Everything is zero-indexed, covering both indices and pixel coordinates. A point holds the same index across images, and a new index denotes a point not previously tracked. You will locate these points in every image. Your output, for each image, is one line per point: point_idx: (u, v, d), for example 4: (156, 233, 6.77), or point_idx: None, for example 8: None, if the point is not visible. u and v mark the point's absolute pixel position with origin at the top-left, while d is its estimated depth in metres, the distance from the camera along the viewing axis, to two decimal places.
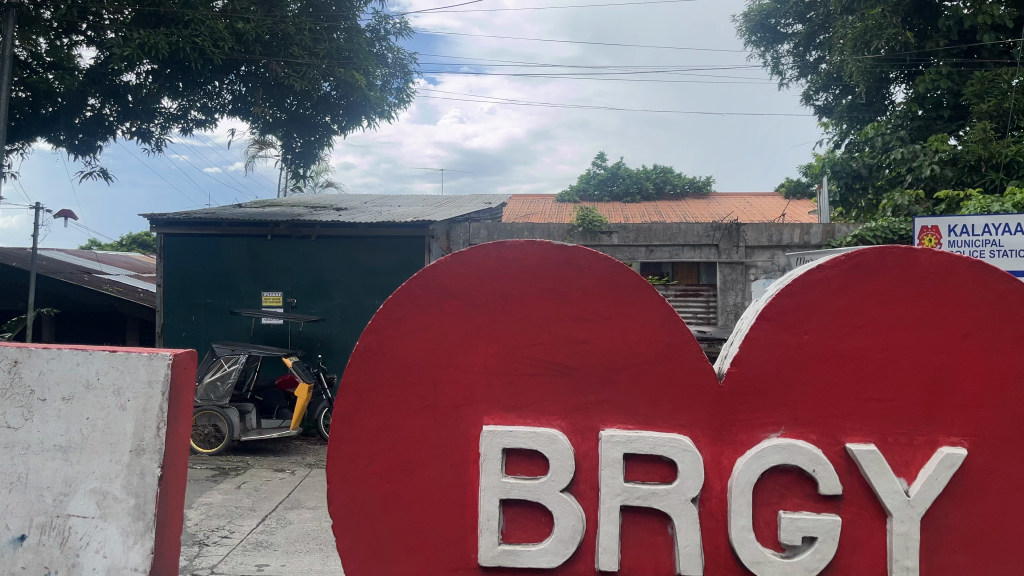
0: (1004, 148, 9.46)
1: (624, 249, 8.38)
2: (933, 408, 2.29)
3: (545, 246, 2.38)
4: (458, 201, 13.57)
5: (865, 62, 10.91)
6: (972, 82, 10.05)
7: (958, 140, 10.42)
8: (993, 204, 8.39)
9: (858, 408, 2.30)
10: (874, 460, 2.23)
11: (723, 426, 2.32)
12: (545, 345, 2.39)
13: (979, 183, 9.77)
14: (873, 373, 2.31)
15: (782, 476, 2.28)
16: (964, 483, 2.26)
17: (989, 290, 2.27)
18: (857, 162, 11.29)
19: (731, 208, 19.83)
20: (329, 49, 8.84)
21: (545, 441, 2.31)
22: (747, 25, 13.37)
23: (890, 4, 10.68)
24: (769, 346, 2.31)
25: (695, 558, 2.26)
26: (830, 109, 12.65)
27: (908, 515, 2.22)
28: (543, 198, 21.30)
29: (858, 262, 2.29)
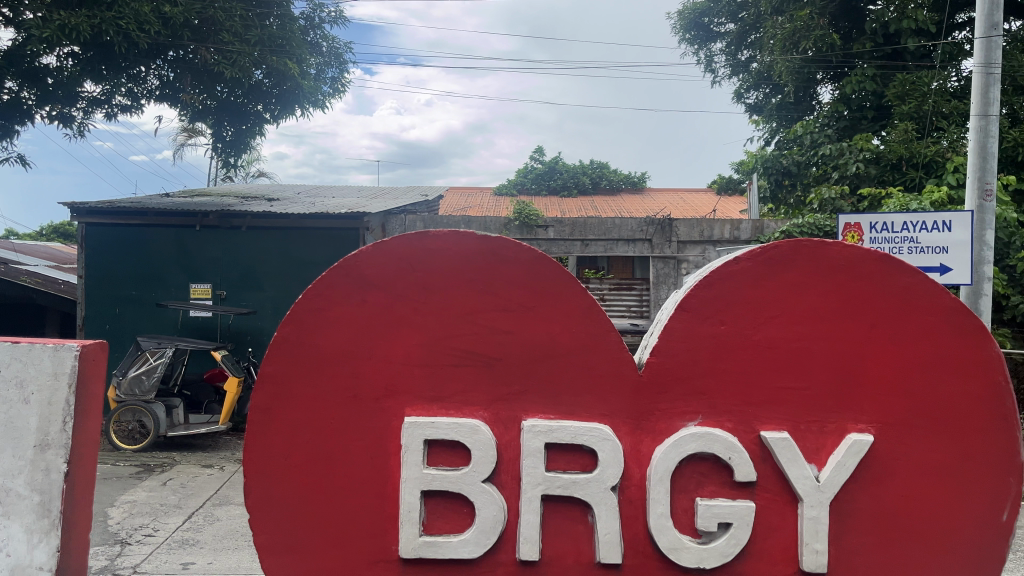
0: (924, 148, 9.85)
1: (560, 243, 8.47)
2: (842, 396, 2.37)
3: (468, 237, 2.36)
4: (394, 193, 13.49)
5: (793, 62, 11.32)
6: (895, 84, 10.44)
7: (881, 139, 10.79)
8: (912, 203, 8.76)
9: (773, 397, 2.36)
10: (786, 447, 2.30)
11: (642, 415, 2.36)
12: (467, 335, 2.38)
13: (900, 181, 10.15)
14: (786, 363, 2.37)
15: (699, 464, 2.33)
16: (870, 467, 2.34)
17: (895, 281, 2.35)
18: (786, 159, 11.55)
19: (665, 204, 20.22)
20: (261, 36, 8.61)
21: (467, 432, 2.31)
22: (681, 23, 13.58)
23: (818, 6, 11.08)
24: (686, 336, 2.36)
25: (614, 546, 2.29)
26: (760, 107, 12.99)
27: (818, 500, 2.29)
28: (480, 191, 21.32)
29: (772, 254, 2.35)
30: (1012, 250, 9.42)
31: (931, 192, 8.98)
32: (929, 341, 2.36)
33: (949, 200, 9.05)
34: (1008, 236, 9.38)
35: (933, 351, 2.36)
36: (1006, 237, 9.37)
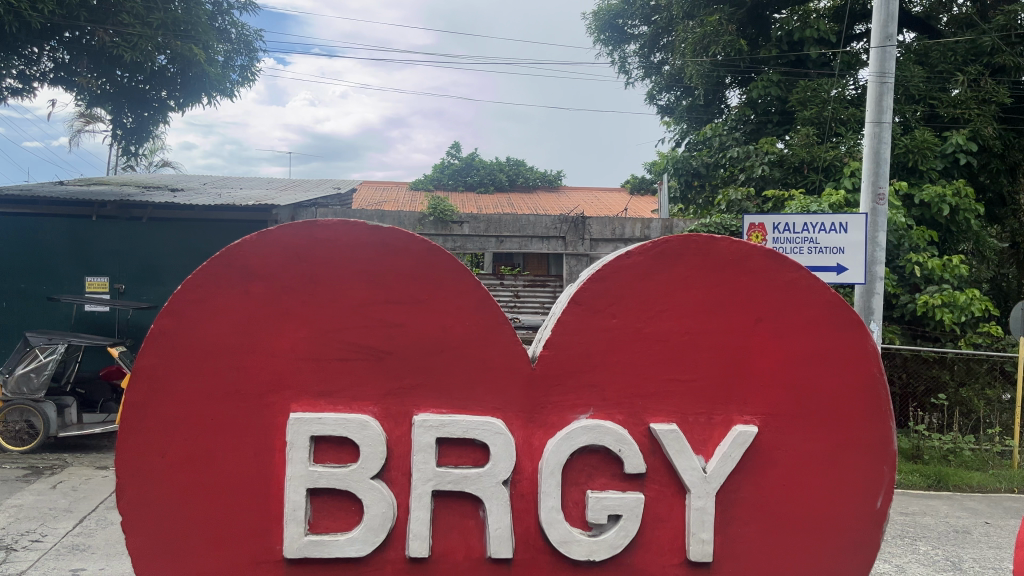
0: (824, 153, 10.20)
1: (475, 240, 8.42)
2: (729, 388, 2.42)
3: (358, 227, 2.30)
4: (306, 185, 13.19)
5: (703, 66, 11.50)
6: (798, 90, 10.87)
7: (785, 143, 11.18)
8: (812, 205, 9.17)
9: (662, 390, 2.39)
10: (674, 439, 2.33)
11: (533, 408, 2.35)
12: (356, 328, 2.32)
13: (801, 183, 10.46)
14: (675, 355, 2.41)
15: (590, 457, 2.34)
16: (753, 457, 2.40)
17: (779, 276, 2.41)
18: (696, 161, 11.83)
19: (579, 202, 20.48)
20: (165, 19, 8.16)
21: (355, 428, 2.25)
22: (596, 23, 13.69)
23: (727, 13, 11.44)
24: (578, 329, 2.37)
25: (505, 541, 2.28)
26: (671, 109, 13.26)
27: (704, 491, 2.33)
28: (396, 185, 21.09)
29: (664, 249, 2.37)
30: (902, 252, 9.93)
31: (829, 194, 9.38)
32: (812, 336, 2.43)
33: (848, 203, 9.46)
34: (898, 239, 9.86)
35: (813, 344, 2.43)
36: (896, 240, 9.85)
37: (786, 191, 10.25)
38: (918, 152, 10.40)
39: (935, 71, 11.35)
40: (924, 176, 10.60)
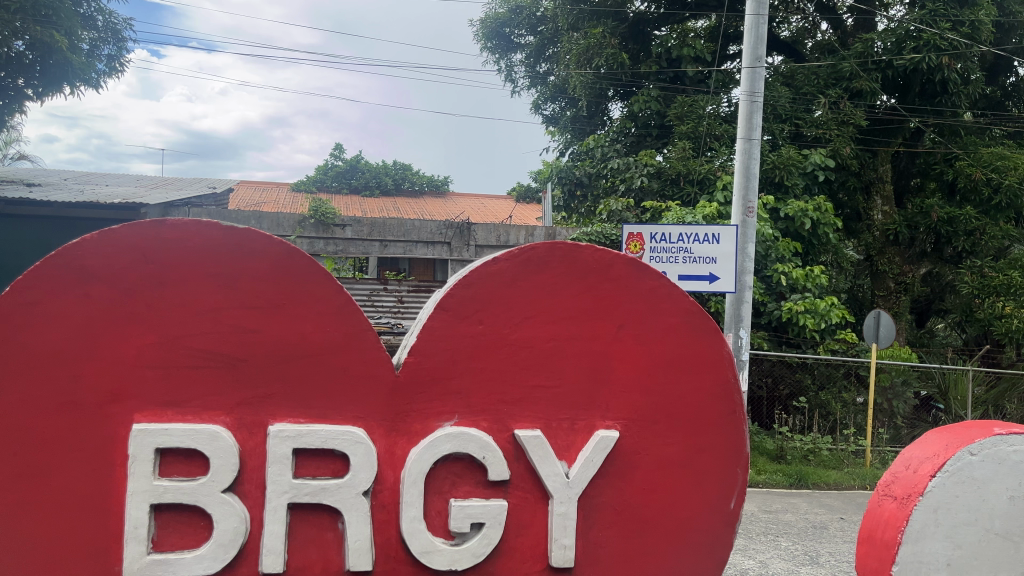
0: (699, 166, 10.60)
1: (358, 243, 8.28)
2: (592, 394, 2.45)
3: (212, 227, 2.19)
4: (180, 183, 12.59)
5: (586, 77, 11.89)
6: (676, 105, 11.30)
7: (663, 155, 11.56)
8: (688, 216, 9.56)
9: (526, 396, 2.39)
10: (538, 445, 2.34)
11: (396, 416, 2.30)
12: (209, 334, 2.20)
13: (678, 195, 10.79)
14: (540, 362, 2.41)
15: (454, 464, 2.31)
16: (615, 462, 2.44)
17: (641, 284, 2.47)
18: (579, 170, 12.07)
19: (465, 207, 20.54)
20: (22, 2, 7.61)
21: (205, 439, 2.13)
22: (483, 30, 13.71)
23: (610, 26, 11.79)
24: (443, 335, 2.34)
25: (364, 553, 2.21)
26: (555, 119, 13.47)
27: (567, 496, 2.35)
28: (277, 186, 20.48)
29: (530, 256, 2.38)
30: (769, 262, 10.45)
31: (703, 206, 9.81)
32: (671, 342, 2.50)
33: (720, 215, 9.93)
34: (766, 249, 10.37)
35: (673, 351, 2.50)
36: (764, 250, 10.37)
37: (664, 202, 10.57)
38: (783, 168, 11.00)
39: (800, 92, 11.94)
40: (790, 191, 11.19)
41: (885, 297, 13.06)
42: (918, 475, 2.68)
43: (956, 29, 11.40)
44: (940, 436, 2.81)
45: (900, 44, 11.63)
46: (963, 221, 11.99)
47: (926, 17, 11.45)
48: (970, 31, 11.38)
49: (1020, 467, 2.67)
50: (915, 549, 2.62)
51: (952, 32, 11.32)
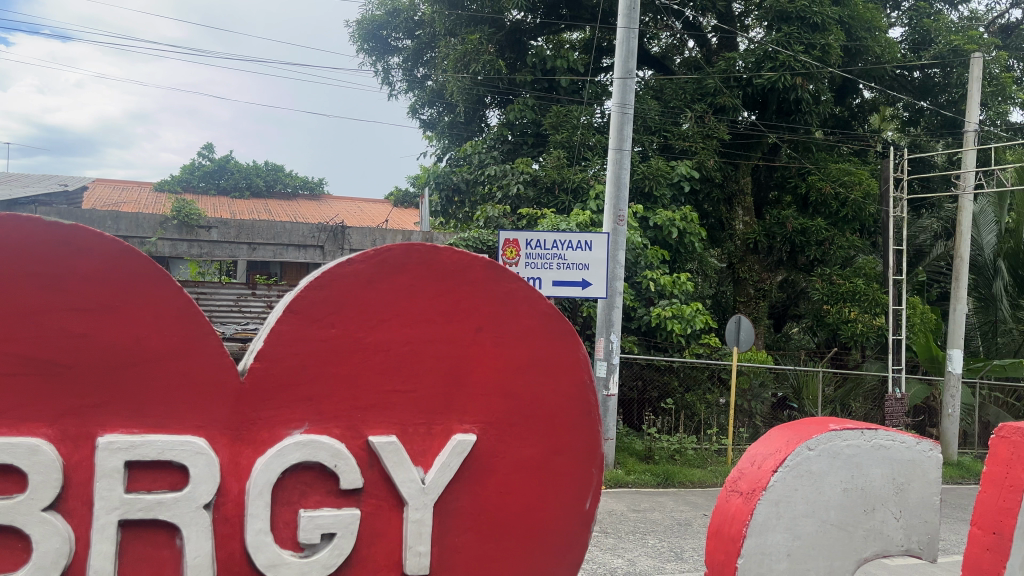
0: (573, 175, 10.86)
1: (224, 246, 7.94)
2: (449, 396, 2.42)
3: (35, 223, 2.01)
4: (26, 180, 11.66)
5: (463, 82, 11.86)
6: (551, 115, 11.47)
7: (539, 163, 11.71)
8: (562, 223, 9.79)
9: (380, 401, 2.34)
10: (392, 451, 2.29)
11: (240, 425, 2.19)
12: (30, 338, 2.02)
13: (552, 204, 10.96)
14: (395, 366, 2.36)
15: (303, 474, 2.22)
16: (471, 466, 2.42)
17: (499, 286, 2.46)
18: (456, 176, 12.03)
19: (340, 210, 20.12)
20: None
21: (24, 453, 1.96)
22: (359, 32, 13.33)
23: (487, 33, 11.81)
24: (293, 339, 2.25)
25: (205, 570, 2.09)
26: (433, 124, 13.40)
27: (422, 502, 2.31)
28: (138, 185, 19.34)
29: (386, 257, 2.33)
30: (639, 269, 10.81)
31: (577, 214, 10.06)
32: (529, 346, 2.51)
33: (593, 223, 10.22)
34: (636, 257, 10.71)
35: (531, 354, 2.51)
36: (634, 257, 10.73)
37: (539, 210, 10.71)
38: (652, 179, 11.37)
39: (668, 106, 12.41)
40: (658, 201, 11.62)
41: (746, 303, 13.74)
42: (762, 470, 2.81)
43: (809, 52, 12.13)
44: (781, 432, 2.96)
45: (759, 63, 12.24)
46: (815, 232, 12.83)
47: (783, 39, 12.10)
48: (821, 54, 12.14)
49: (854, 460, 2.85)
50: (759, 542, 2.74)
51: (804, 54, 12.07)
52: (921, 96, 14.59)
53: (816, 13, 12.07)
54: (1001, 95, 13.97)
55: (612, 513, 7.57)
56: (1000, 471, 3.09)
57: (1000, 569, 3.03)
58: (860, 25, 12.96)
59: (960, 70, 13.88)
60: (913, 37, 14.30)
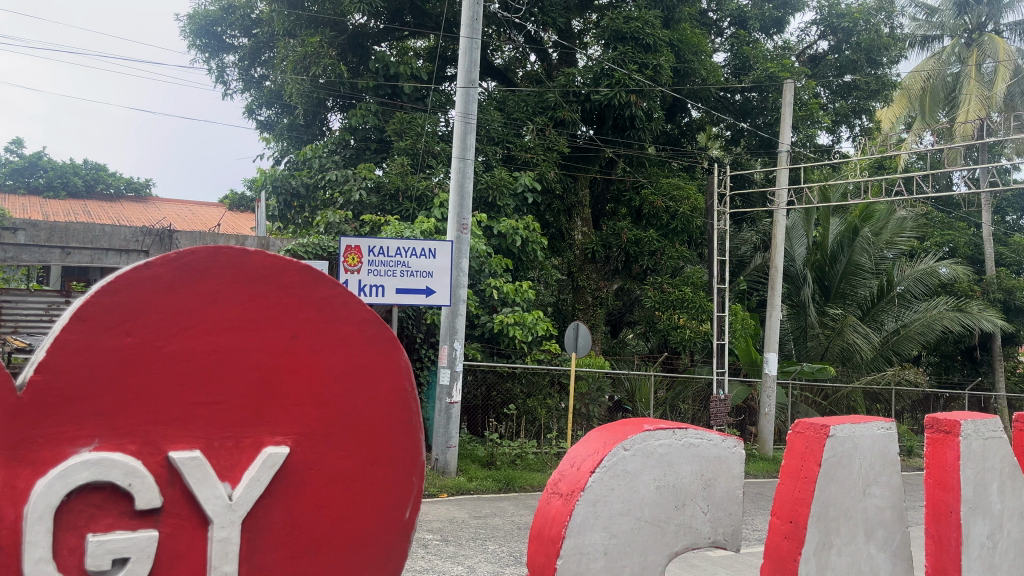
0: (417, 182, 10.79)
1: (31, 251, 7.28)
2: (259, 406, 2.30)
3: None
4: None
5: (303, 86, 11.58)
6: (394, 121, 11.37)
7: (382, 169, 11.60)
8: (406, 230, 9.74)
9: (183, 414, 2.20)
10: (196, 467, 2.15)
11: (17, 444, 1.99)
12: None
13: (396, 210, 10.83)
14: (200, 377, 2.22)
15: (92, 495, 2.04)
16: (283, 479, 2.31)
17: (314, 291, 2.38)
18: (295, 181, 11.55)
19: (169, 214, 18.99)
20: None
21: None
22: (191, 27, 12.58)
23: (328, 36, 11.55)
24: (82, 349, 2.07)
25: None
26: (271, 125, 12.93)
27: (228, 519, 2.19)
28: None
29: (189, 261, 2.19)
30: (483, 277, 10.94)
31: (421, 221, 10.02)
32: (347, 353, 2.44)
33: (437, 230, 10.25)
34: (479, 265, 10.85)
35: (347, 361, 2.44)
36: (477, 266, 10.85)
37: (381, 216, 10.55)
38: (496, 189, 11.53)
39: (510, 117, 12.64)
40: (501, 211, 11.78)
41: (584, 310, 14.20)
42: (580, 472, 2.88)
43: (642, 70, 12.74)
44: (600, 434, 3.05)
45: (596, 79, 12.74)
46: (647, 243, 13.40)
47: (617, 58, 12.63)
48: (653, 74, 12.78)
49: (666, 459, 3.00)
50: (577, 542, 2.81)
51: (638, 73, 12.66)
52: (741, 117, 15.69)
53: (648, 35, 12.68)
54: (809, 119, 15.30)
55: (453, 520, 7.57)
56: (796, 463, 3.37)
57: (796, 555, 3.24)
58: (687, 48, 13.77)
59: (774, 95, 15.15)
60: (734, 63, 15.35)
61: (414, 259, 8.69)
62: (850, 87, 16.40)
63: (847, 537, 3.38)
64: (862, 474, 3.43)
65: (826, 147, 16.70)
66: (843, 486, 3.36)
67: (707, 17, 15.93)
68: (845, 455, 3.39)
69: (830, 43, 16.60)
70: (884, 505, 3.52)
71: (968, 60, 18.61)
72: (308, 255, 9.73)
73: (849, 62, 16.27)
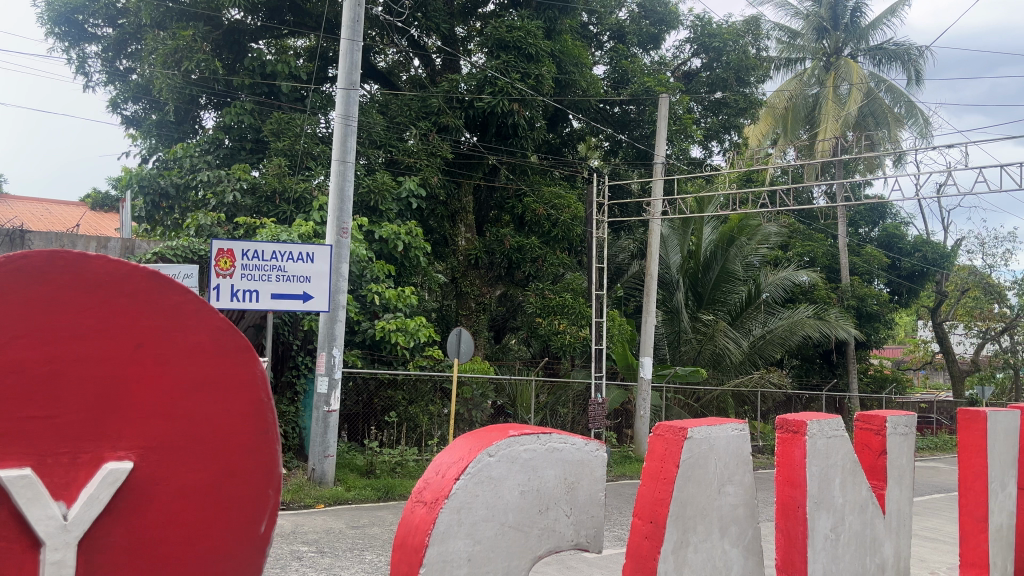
0: (295, 184, 10.50)
1: None
2: (101, 420, 2.18)
3: None
4: None
5: (173, 81, 10.99)
6: (271, 121, 11.05)
7: (259, 171, 11.24)
8: (283, 233, 9.51)
9: (13, 429, 2.06)
10: (26, 486, 2.03)
11: None
12: None
13: (272, 213, 10.51)
14: (32, 389, 2.09)
15: None
16: (126, 496, 2.21)
17: (164, 299, 2.27)
18: (164, 180, 10.95)
19: (22, 213, 17.65)
20: None
21: None
22: (48, 14, 11.66)
23: (202, 30, 11.07)
24: None
25: None
26: (137, 121, 12.21)
27: (63, 541, 2.07)
28: None
29: (20, 265, 2.05)
30: (364, 282, 10.72)
31: (299, 224, 9.82)
32: (198, 364, 2.33)
33: (316, 234, 10.05)
34: (361, 269, 10.63)
35: (199, 371, 2.34)
36: (358, 270, 10.61)
37: (257, 219, 10.22)
38: (378, 193, 11.37)
39: (393, 121, 12.55)
40: (383, 216, 11.62)
41: (467, 316, 14.18)
42: (445, 479, 2.86)
43: (524, 80, 12.92)
44: (465, 441, 3.06)
45: (480, 86, 12.82)
46: (529, 250, 13.53)
47: (501, 66, 12.76)
48: (534, 83, 13.01)
49: (530, 464, 3.04)
50: (441, 550, 2.78)
51: (520, 82, 12.84)
52: (619, 129, 16.10)
53: (530, 44, 12.91)
54: (683, 133, 15.98)
55: (330, 531, 7.39)
56: (656, 465, 3.49)
57: (656, 554, 3.35)
58: (568, 60, 14.09)
59: (651, 109, 15.67)
60: (613, 76, 15.92)
61: (291, 263, 8.49)
62: (720, 104, 17.20)
63: (703, 534, 3.52)
64: (717, 473, 3.60)
65: (698, 160, 17.43)
66: (699, 486, 3.51)
67: (588, 31, 16.34)
68: (702, 456, 3.54)
69: (702, 61, 17.35)
70: (737, 502, 3.70)
71: (826, 82, 19.95)
72: (177, 259, 9.26)
73: (720, 79, 17.08)
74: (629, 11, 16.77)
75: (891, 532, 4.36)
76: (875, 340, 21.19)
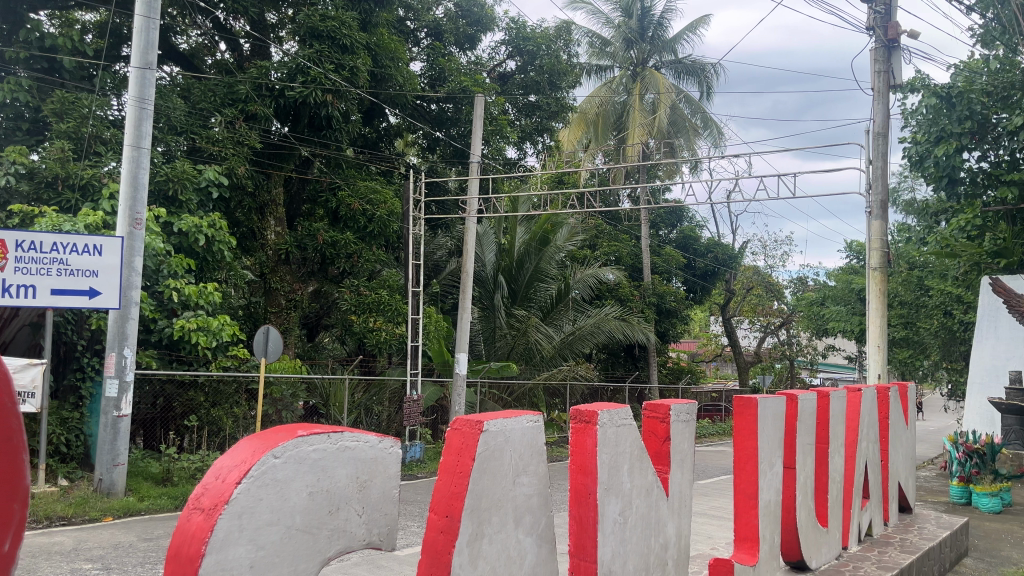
0: (80, 170, 9.60)
1: None
2: None
3: None
4: None
5: None
6: (53, 100, 9.98)
7: (37, 154, 10.09)
8: (66, 223, 8.69)
9: None
10: None
11: None
12: None
13: (53, 201, 9.50)
14: None
15: None
16: None
17: None
18: None
19: None
20: None
21: None
22: None
23: None
24: None
25: None
26: None
27: None
28: None
29: None
30: (160, 277, 9.94)
31: (86, 214, 9.03)
32: None
33: (105, 224, 9.29)
34: (157, 264, 9.86)
35: None
36: (154, 265, 9.84)
37: (37, 208, 9.25)
38: (177, 182, 10.59)
39: (195, 107, 11.72)
40: (183, 206, 10.82)
41: (276, 314, 13.56)
42: (224, 484, 2.68)
43: (338, 71, 12.55)
44: (249, 443, 2.89)
45: (291, 75, 12.31)
46: (343, 246, 13.15)
47: (313, 55, 12.28)
48: (348, 75, 12.60)
49: (320, 464, 2.94)
50: (218, 558, 2.61)
51: (334, 73, 12.47)
52: (436, 126, 16.01)
53: (344, 35, 12.56)
54: (498, 134, 16.20)
55: (119, 546, 6.82)
56: (453, 459, 3.43)
57: (450, 548, 3.27)
58: (384, 53, 13.81)
59: (467, 109, 15.69)
60: (429, 73, 15.88)
61: (75, 256, 7.81)
62: (533, 107, 17.68)
63: (498, 525, 3.51)
64: (511, 464, 3.62)
65: (513, 161, 17.80)
66: (495, 478, 3.51)
67: (405, 26, 16.17)
68: (498, 449, 3.54)
69: (517, 63, 17.72)
70: (531, 492, 3.75)
71: (633, 91, 21.05)
72: None
73: (534, 83, 17.54)
74: (446, 9, 16.79)
75: (673, 514, 4.65)
76: (672, 334, 22.69)
